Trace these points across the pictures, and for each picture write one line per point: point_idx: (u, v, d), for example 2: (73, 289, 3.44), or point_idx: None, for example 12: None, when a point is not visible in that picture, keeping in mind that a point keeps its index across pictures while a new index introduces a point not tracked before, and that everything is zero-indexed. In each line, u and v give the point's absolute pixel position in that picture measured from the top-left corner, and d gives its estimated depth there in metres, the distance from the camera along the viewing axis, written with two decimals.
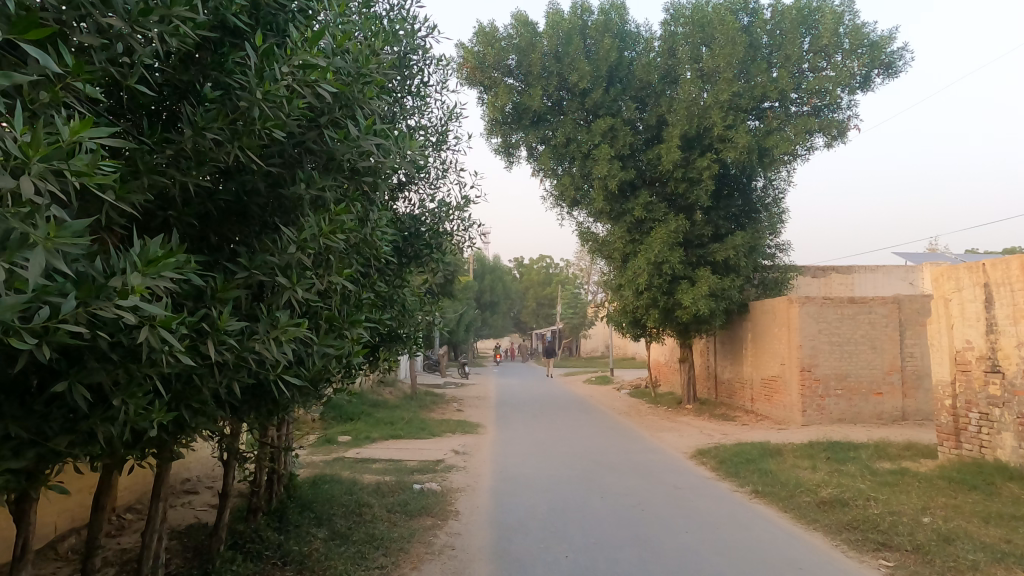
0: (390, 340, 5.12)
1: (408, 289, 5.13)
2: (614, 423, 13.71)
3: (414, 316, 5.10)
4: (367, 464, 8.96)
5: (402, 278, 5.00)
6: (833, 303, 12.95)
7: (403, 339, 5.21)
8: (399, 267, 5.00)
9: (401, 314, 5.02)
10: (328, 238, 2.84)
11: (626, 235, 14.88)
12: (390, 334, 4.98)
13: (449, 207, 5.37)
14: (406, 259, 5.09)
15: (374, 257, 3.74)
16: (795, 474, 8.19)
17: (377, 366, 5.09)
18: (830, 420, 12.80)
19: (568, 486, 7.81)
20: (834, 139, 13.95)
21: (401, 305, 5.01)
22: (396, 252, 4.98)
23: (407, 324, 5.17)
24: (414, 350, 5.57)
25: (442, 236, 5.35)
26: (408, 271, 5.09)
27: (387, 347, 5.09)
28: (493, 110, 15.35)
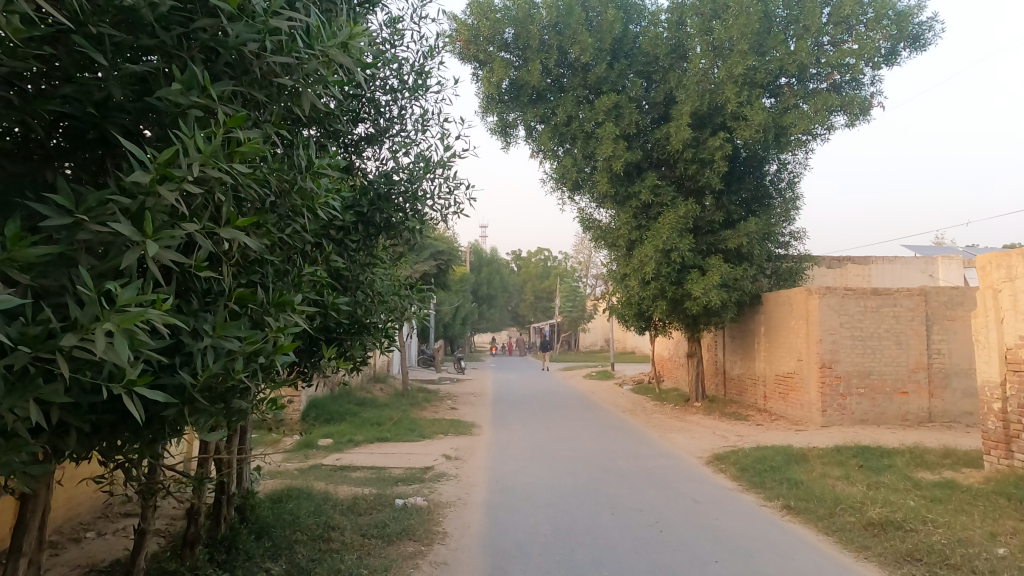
0: (357, 333, 4.03)
1: (377, 268, 4.10)
2: (617, 423, 12.76)
3: (384, 300, 4.05)
4: (346, 473, 8.01)
5: (369, 253, 3.97)
6: (855, 295, 11.99)
7: (373, 329, 4.11)
8: (361, 232, 3.93)
9: (363, 295, 3.95)
10: (212, 166, 1.88)
11: (631, 221, 13.83)
12: (352, 323, 3.90)
13: (430, 165, 4.34)
14: (375, 225, 4.00)
15: (311, 210, 2.72)
16: (830, 487, 7.22)
17: (342, 364, 4.06)
18: (852, 421, 11.87)
19: (573, 501, 6.84)
20: (855, 117, 12.91)
21: (365, 284, 3.96)
22: (358, 215, 3.92)
23: (376, 311, 4.08)
24: (389, 345, 4.51)
25: (422, 199, 4.31)
26: (375, 241, 4.03)
27: (348, 341, 3.99)
28: (489, 87, 14.25)
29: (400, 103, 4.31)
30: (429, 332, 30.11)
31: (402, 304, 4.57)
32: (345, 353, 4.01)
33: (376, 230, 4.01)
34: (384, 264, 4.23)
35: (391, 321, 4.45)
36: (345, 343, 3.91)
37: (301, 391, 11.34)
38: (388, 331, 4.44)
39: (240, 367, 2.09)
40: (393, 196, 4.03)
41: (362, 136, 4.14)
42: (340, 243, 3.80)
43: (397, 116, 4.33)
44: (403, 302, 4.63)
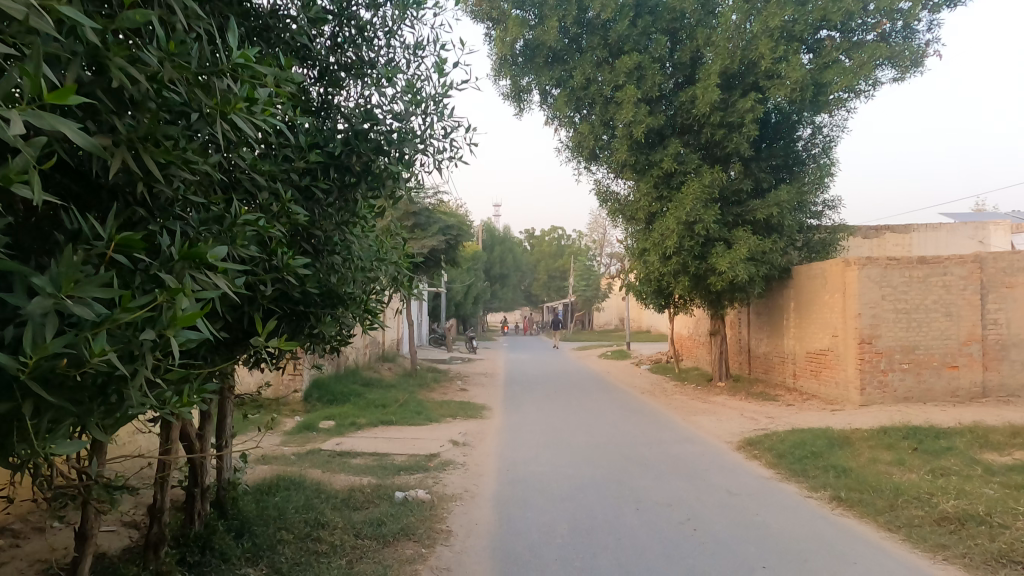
0: (329, 306, 3.26)
1: (353, 225, 3.37)
2: (637, 405, 12.06)
3: (357, 263, 3.32)
4: (346, 460, 7.41)
5: (339, 204, 3.26)
6: (899, 265, 11.04)
7: (349, 305, 3.35)
8: (330, 179, 3.24)
9: (334, 258, 3.23)
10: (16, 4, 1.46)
11: (652, 191, 12.91)
12: (307, 297, 3.08)
13: (420, 98, 3.58)
14: (352, 171, 3.29)
15: (228, 118, 2.11)
16: (883, 474, 6.47)
17: (311, 343, 3.35)
18: (894, 400, 11.02)
19: (593, 495, 6.17)
20: (906, 71, 11.92)
21: (338, 244, 3.27)
22: (328, 157, 3.22)
23: (352, 279, 3.35)
24: (373, 324, 3.76)
25: (414, 141, 3.56)
26: (350, 191, 3.32)
27: (317, 317, 3.21)
28: (501, 47, 13.31)
29: (388, 25, 3.55)
30: (440, 313, 29.47)
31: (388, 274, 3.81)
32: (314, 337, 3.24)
33: (353, 178, 3.31)
34: (362, 220, 3.49)
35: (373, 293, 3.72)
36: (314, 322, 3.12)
37: (302, 372, 10.76)
38: (369, 306, 3.69)
39: (97, 346, 1.48)
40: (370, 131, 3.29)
41: (335, 62, 3.45)
42: (303, 191, 3.14)
43: (384, 41, 3.59)
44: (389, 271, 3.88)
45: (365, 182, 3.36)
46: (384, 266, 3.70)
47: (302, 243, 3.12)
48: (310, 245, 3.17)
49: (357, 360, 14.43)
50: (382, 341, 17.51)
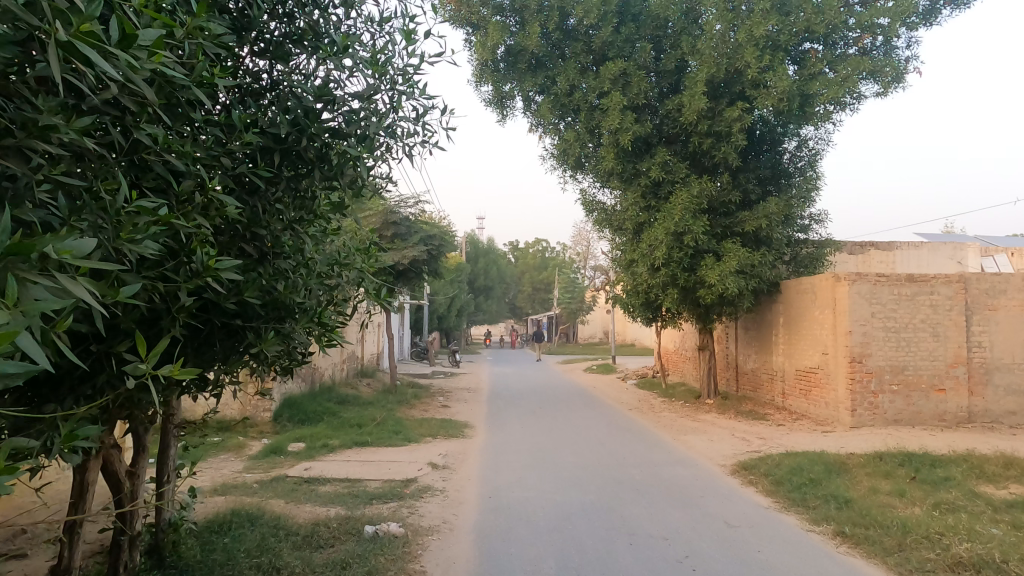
0: (274, 319, 2.74)
1: (302, 221, 2.93)
2: (625, 423, 11.60)
3: (303, 262, 2.88)
4: (313, 488, 6.82)
5: (286, 194, 2.83)
6: (888, 283, 10.80)
7: (298, 319, 2.86)
8: (276, 167, 2.79)
9: (280, 263, 2.76)
10: None
11: (639, 202, 12.57)
12: (241, 311, 2.59)
13: (386, 74, 3.16)
14: (303, 159, 2.84)
15: (74, 50, 1.66)
16: (885, 507, 6.06)
17: (250, 365, 2.83)
18: (884, 422, 10.71)
19: (581, 526, 5.68)
20: (888, 86, 11.68)
21: (287, 246, 2.81)
22: (273, 142, 2.78)
23: (304, 287, 2.88)
24: (330, 341, 3.26)
25: (379, 123, 3.12)
26: (302, 182, 2.88)
27: (256, 333, 2.66)
28: (483, 52, 12.97)
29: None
30: (423, 324, 28.82)
31: (350, 282, 3.34)
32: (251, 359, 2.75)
33: (305, 167, 2.86)
34: (317, 217, 3.05)
35: (331, 304, 3.24)
36: (251, 339, 2.63)
37: (272, 389, 10.12)
38: (326, 320, 3.20)
39: None
40: (323, 109, 2.85)
41: (280, 35, 3.05)
42: (241, 183, 2.71)
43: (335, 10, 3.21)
44: (353, 279, 3.40)
45: (321, 171, 2.89)
46: (346, 273, 3.22)
47: (239, 244, 2.66)
48: (251, 246, 2.71)
49: (334, 375, 13.80)
50: (361, 355, 16.89)
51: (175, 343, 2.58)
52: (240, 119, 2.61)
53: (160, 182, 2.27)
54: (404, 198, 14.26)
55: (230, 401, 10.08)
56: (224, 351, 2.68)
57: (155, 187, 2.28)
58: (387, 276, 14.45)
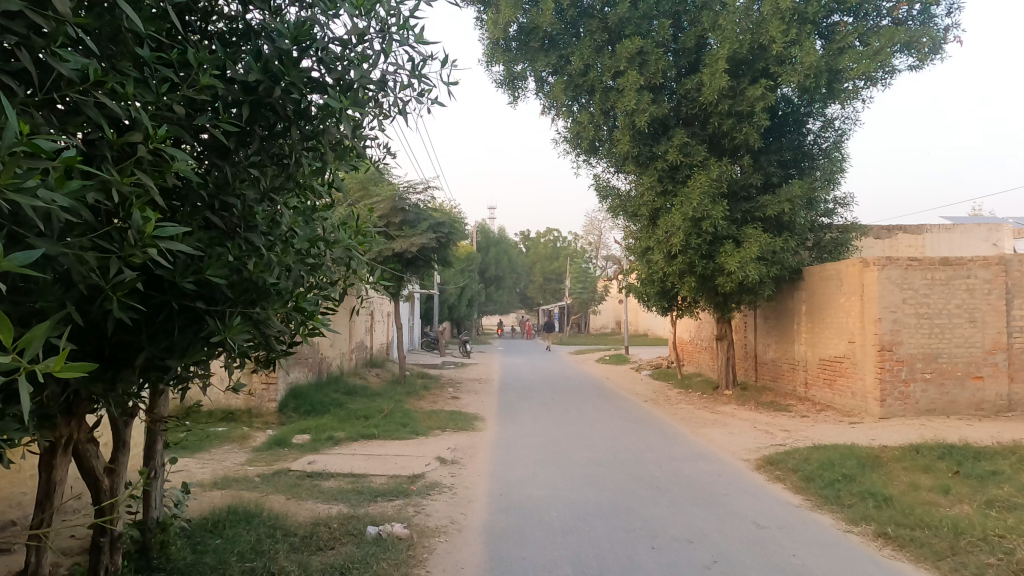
0: (244, 304, 2.43)
1: (278, 181, 2.67)
2: (640, 415, 11.23)
3: (273, 230, 2.65)
4: (316, 483, 6.52)
5: (259, 150, 2.58)
6: (920, 267, 10.24)
7: (272, 302, 2.53)
8: (248, 124, 2.54)
9: (251, 239, 2.54)
10: None
11: (656, 186, 12.07)
12: (199, 290, 2.32)
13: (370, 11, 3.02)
14: (278, 114, 2.55)
15: None
16: (930, 505, 5.63)
17: (218, 358, 2.50)
18: (916, 413, 10.20)
19: (598, 527, 5.32)
20: (926, 58, 11.07)
21: (258, 218, 2.57)
22: (243, 92, 2.49)
23: (279, 265, 2.59)
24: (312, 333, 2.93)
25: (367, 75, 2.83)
26: (276, 142, 2.61)
27: (220, 318, 2.35)
28: (493, 31, 12.50)
29: None
30: (433, 315, 28.50)
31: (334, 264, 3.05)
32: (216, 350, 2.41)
33: (281, 124, 2.59)
34: (297, 181, 2.75)
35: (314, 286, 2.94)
36: (212, 327, 2.28)
37: (277, 379, 9.87)
38: (305, 306, 2.87)
39: None
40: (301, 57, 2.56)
41: None
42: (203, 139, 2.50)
43: None
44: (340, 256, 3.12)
45: (299, 129, 2.62)
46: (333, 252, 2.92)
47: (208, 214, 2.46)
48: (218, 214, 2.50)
49: (342, 366, 13.54)
50: (370, 345, 16.61)
51: (131, 330, 2.32)
52: (195, 57, 2.36)
53: (91, 129, 2.07)
54: (411, 184, 13.89)
55: (235, 392, 9.85)
56: (183, 340, 2.35)
57: (81, 134, 2.06)
58: (394, 264, 14.12)
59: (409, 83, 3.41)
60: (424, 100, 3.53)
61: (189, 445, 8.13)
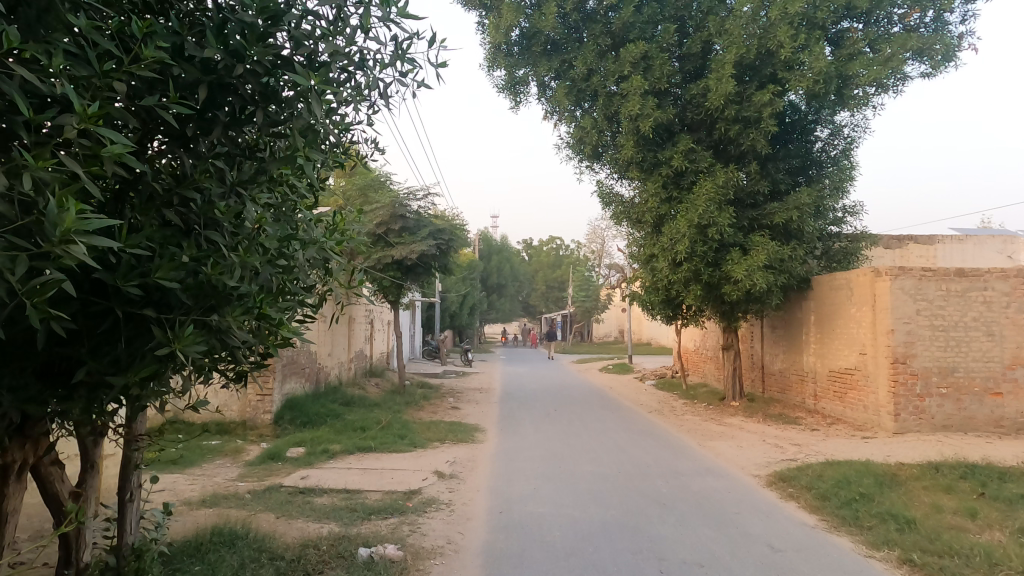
0: (199, 313, 2.21)
1: (245, 172, 2.54)
2: (644, 427, 10.93)
3: (240, 227, 2.46)
4: (308, 499, 6.25)
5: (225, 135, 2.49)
6: (934, 277, 9.96)
7: (232, 309, 2.30)
8: (205, 106, 2.44)
9: (207, 238, 2.34)
10: None
11: (660, 193, 11.83)
12: (144, 296, 2.11)
13: None
14: (242, 98, 2.46)
15: None
16: (957, 531, 5.32)
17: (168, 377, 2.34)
18: (931, 428, 9.87)
19: (602, 548, 5.04)
20: (938, 66, 10.91)
21: (221, 213, 2.37)
22: (205, 72, 2.36)
23: (241, 268, 2.33)
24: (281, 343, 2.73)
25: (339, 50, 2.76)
26: (238, 128, 2.50)
27: (175, 325, 2.12)
28: (495, 35, 12.34)
29: None
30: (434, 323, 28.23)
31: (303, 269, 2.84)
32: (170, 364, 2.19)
33: (244, 107, 2.48)
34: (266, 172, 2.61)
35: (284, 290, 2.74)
36: (160, 337, 2.05)
37: (273, 390, 9.61)
38: (270, 314, 2.62)
39: None
40: (269, 32, 2.42)
41: None
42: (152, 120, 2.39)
43: None
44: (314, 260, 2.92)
45: (265, 113, 2.50)
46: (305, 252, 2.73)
47: (164, 209, 2.31)
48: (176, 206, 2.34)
49: (340, 376, 13.28)
50: (369, 354, 16.35)
51: (68, 343, 2.18)
52: (142, 26, 2.15)
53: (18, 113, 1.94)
54: (412, 191, 13.69)
55: (228, 403, 9.58)
56: (129, 352, 2.17)
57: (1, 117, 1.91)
58: (394, 272, 13.88)
59: (390, 64, 3.36)
60: (405, 80, 3.47)
61: (179, 458, 7.85)
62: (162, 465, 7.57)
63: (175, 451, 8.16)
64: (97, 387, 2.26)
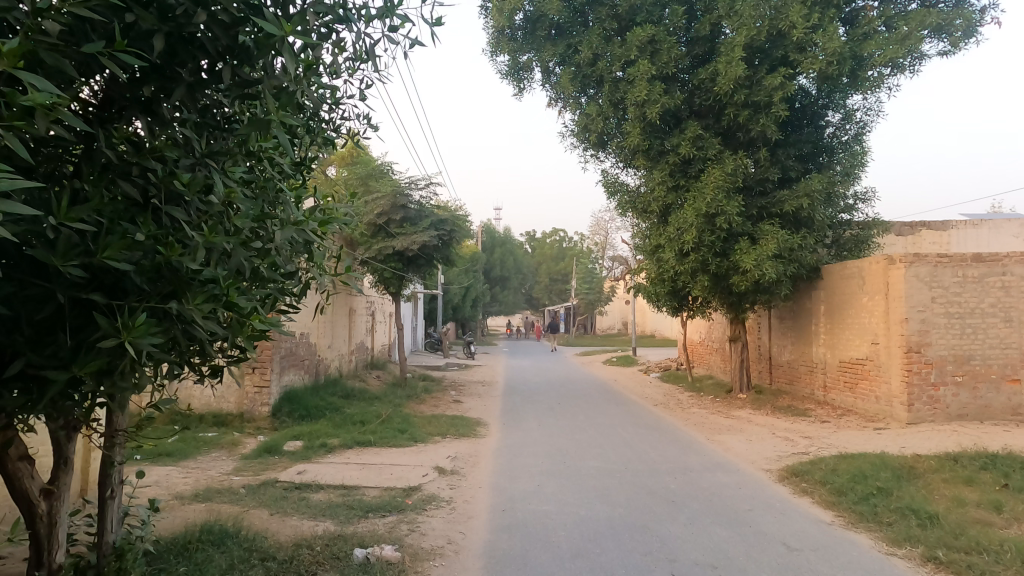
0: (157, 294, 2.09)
1: (211, 145, 2.38)
2: (650, 420, 10.71)
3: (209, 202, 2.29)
4: (304, 495, 6.06)
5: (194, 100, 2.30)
6: (950, 263, 9.66)
7: (192, 296, 2.12)
8: (165, 61, 2.25)
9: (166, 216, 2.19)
10: None
11: (668, 181, 11.53)
12: (87, 276, 2.00)
13: None
14: (207, 51, 2.27)
15: None
16: (982, 526, 5.09)
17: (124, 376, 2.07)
18: (946, 418, 9.59)
19: (609, 548, 4.83)
20: (958, 42, 10.57)
21: (186, 184, 2.21)
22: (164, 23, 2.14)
23: (207, 249, 2.15)
24: (258, 338, 2.49)
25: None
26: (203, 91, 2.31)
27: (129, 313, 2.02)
28: (498, 19, 12.04)
29: None
30: (437, 317, 28.01)
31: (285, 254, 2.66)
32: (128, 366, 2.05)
33: (209, 64, 2.31)
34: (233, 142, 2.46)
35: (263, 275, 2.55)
36: (107, 327, 1.90)
37: (271, 382, 9.42)
38: (240, 304, 2.31)
39: None
40: None
41: None
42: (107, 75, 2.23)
43: None
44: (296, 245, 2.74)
45: (234, 70, 2.31)
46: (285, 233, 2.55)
47: (112, 179, 2.18)
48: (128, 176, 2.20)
49: (340, 368, 13.08)
50: (371, 347, 16.15)
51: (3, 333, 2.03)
52: None
53: None
54: (414, 179, 13.43)
55: (226, 396, 9.40)
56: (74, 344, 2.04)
57: None
58: (395, 263, 13.66)
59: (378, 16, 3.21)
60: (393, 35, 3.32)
61: (175, 452, 7.67)
62: (156, 458, 7.39)
63: (171, 444, 7.98)
64: (35, 381, 2.11)
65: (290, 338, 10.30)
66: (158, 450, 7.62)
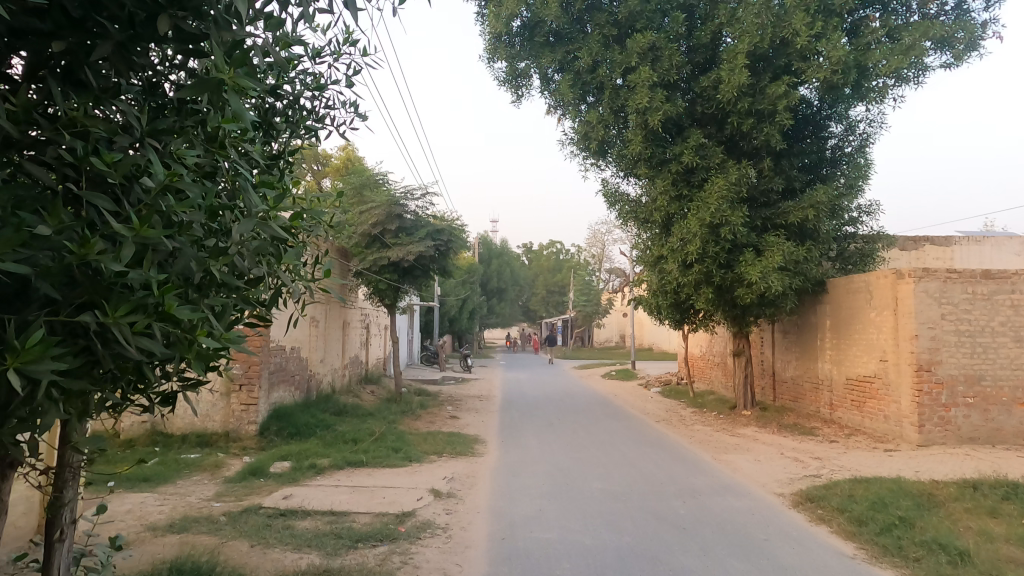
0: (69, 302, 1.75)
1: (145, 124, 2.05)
2: (653, 438, 10.32)
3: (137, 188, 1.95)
4: (289, 523, 5.65)
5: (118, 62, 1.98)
6: (960, 279, 9.36)
7: (112, 306, 1.74)
8: (84, 11, 1.90)
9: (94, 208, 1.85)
10: None
11: (670, 191, 11.24)
12: None
13: None
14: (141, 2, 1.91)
15: None
16: (1016, 565, 4.71)
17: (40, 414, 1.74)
18: (957, 440, 9.23)
19: None
20: (960, 56, 10.36)
21: (111, 162, 1.87)
22: None
23: (135, 245, 1.78)
24: (211, 358, 2.06)
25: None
26: (138, 48, 2.02)
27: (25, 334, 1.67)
28: (495, 25, 11.82)
29: None
30: (434, 329, 27.59)
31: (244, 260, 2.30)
32: (34, 406, 1.73)
33: (146, 16, 1.95)
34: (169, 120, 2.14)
35: (219, 280, 2.19)
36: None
37: (258, 399, 9.02)
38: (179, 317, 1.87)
39: None
40: None
41: None
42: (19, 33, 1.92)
43: None
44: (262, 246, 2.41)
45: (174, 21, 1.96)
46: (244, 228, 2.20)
47: (20, 161, 1.88)
48: (43, 155, 1.92)
49: (333, 382, 12.68)
50: (365, 360, 15.75)
51: None
52: None
53: None
54: (410, 189, 13.11)
55: (211, 413, 9.00)
56: None
57: None
58: (391, 275, 13.29)
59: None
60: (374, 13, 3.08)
61: (153, 476, 7.26)
62: (132, 484, 6.98)
63: (149, 467, 7.56)
64: None
65: (279, 352, 9.91)
66: (135, 474, 7.20)
